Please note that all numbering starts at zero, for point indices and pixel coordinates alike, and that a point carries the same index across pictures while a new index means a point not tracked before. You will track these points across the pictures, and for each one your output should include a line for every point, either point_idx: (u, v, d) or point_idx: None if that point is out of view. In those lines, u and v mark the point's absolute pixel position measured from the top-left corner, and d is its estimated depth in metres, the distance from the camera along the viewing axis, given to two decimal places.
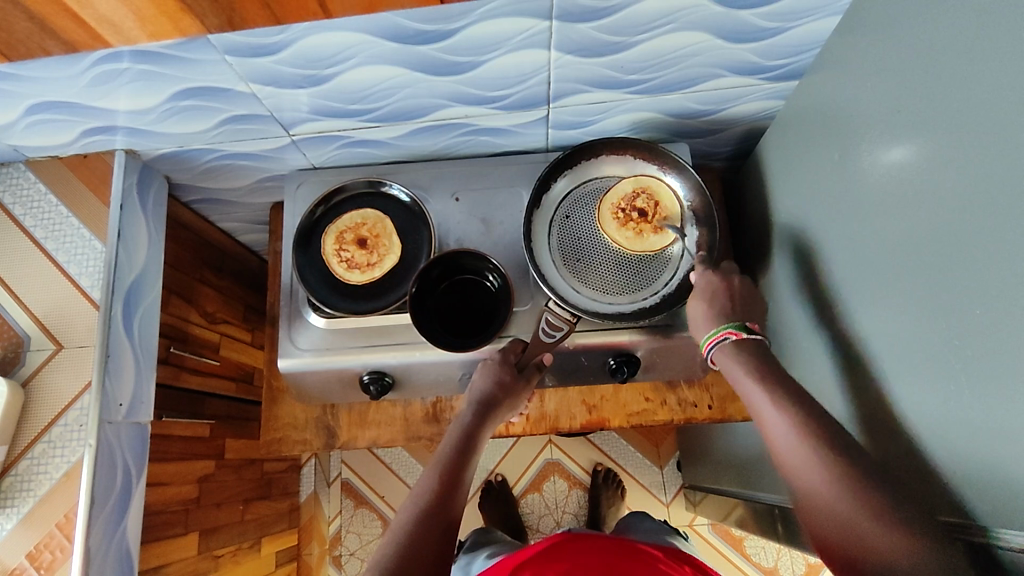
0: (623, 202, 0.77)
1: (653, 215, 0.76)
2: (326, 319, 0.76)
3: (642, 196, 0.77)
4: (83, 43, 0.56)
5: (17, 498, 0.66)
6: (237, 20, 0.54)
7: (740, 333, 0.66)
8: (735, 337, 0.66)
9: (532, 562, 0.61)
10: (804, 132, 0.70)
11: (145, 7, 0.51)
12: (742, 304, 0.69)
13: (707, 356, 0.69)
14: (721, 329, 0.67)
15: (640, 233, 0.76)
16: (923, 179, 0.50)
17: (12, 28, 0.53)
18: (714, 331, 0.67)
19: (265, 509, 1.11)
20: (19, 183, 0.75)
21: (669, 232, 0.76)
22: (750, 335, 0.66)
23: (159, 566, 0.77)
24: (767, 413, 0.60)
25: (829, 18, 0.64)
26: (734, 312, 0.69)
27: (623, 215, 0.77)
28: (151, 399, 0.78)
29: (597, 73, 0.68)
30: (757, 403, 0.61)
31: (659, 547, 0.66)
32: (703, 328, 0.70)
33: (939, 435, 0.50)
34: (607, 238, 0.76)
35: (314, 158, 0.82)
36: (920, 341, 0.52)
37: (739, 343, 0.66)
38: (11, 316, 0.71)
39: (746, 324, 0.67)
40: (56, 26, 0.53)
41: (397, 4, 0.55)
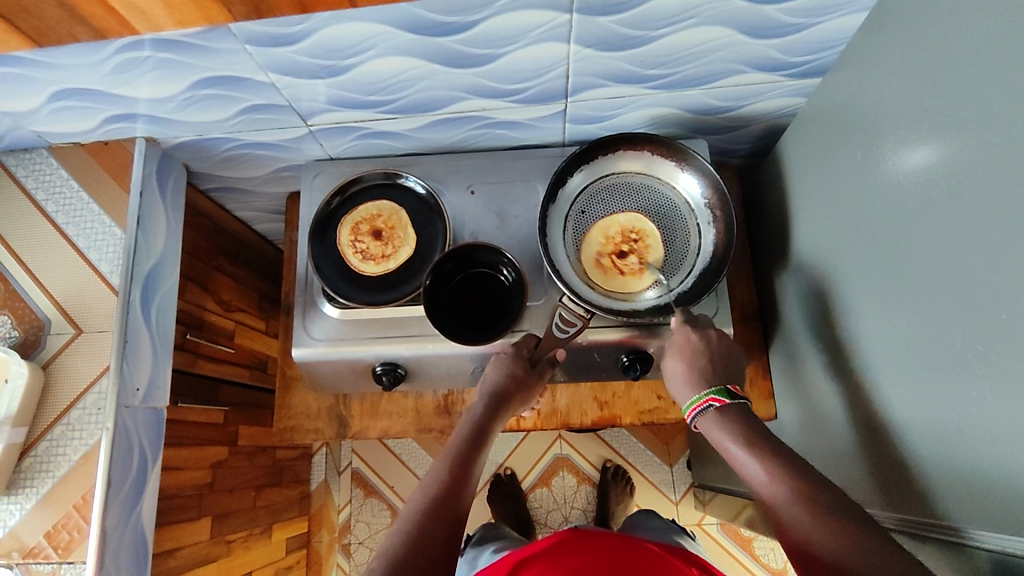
0: (635, 250, 0.76)
1: (613, 265, 0.76)
2: (339, 310, 0.76)
3: (630, 265, 0.76)
4: (112, 29, 0.55)
5: (36, 478, 0.67)
6: (264, 10, 0.54)
7: (722, 399, 0.64)
8: (717, 405, 0.64)
9: (538, 561, 0.61)
10: (824, 130, 0.69)
11: None
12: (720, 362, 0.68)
13: (689, 422, 0.67)
14: (704, 395, 0.65)
15: (604, 234, 0.77)
16: (944, 182, 0.50)
17: (40, 14, 0.53)
18: (696, 398, 0.66)
19: (277, 495, 1.13)
20: (41, 168, 0.76)
21: (598, 270, 0.75)
22: (732, 400, 0.64)
23: (172, 550, 0.78)
24: (750, 467, 0.58)
25: (853, 15, 0.63)
26: (717, 377, 0.67)
27: (628, 242, 0.77)
28: (167, 384, 0.79)
29: (616, 68, 0.68)
30: (738, 459, 0.59)
31: (665, 545, 0.66)
32: (681, 390, 0.68)
33: (952, 439, 0.50)
34: (610, 216, 0.78)
35: (331, 149, 0.82)
36: (937, 345, 0.51)
37: (720, 410, 0.64)
38: (32, 299, 0.72)
39: (727, 389, 0.65)
40: (85, 13, 0.52)
41: None
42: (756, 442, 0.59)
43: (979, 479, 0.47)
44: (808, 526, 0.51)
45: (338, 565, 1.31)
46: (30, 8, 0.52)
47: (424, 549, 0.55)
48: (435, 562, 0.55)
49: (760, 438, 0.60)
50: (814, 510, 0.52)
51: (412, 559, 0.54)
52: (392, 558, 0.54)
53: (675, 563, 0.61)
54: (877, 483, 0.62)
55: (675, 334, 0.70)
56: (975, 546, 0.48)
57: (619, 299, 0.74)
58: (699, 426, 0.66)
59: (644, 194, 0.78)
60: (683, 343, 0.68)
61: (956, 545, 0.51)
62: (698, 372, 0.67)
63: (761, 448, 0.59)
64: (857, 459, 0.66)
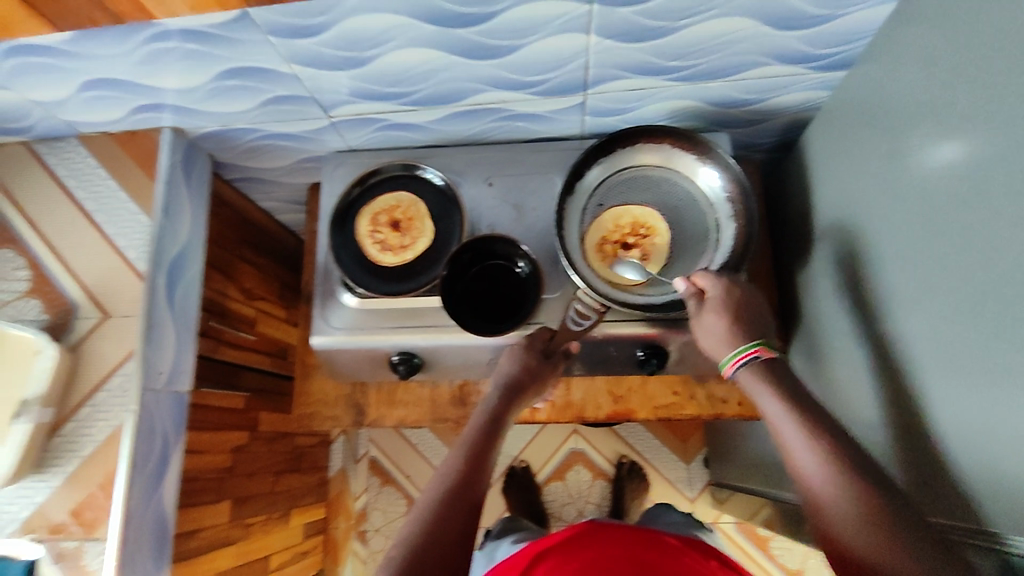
0: (639, 244, 0.76)
1: (614, 253, 0.76)
2: (359, 298, 0.77)
3: (630, 256, 0.75)
4: (136, 17, 0.56)
5: (63, 457, 0.70)
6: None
7: (770, 352, 0.62)
8: (765, 356, 0.61)
9: (557, 549, 0.62)
10: (850, 124, 0.68)
11: None
12: (758, 316, 0.65)
13: (727, 376, 0.63)
14: (751, 346, 0.62)
15: (615, 221, 0.77)
16: (974, 178, 0.48)
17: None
18: (744, 347, 0.62)
19: (295, 481, 1.15)
20: (72, 157, 0.78)
21: (599, 256, 0.76)
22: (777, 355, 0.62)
23: (194, 530, 0.80)
24: (784, 428, 0.56)
25: (881, 6, 0.61)
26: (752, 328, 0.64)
27: (635, 236, 0.76)
28: (190, 369, 0.81)
29: (638, 59, 0.67)
30: (773, 416, 0.57)
31: (685, 541, 0.66)
32: (720, 346, 0.64)
33: (981, 440, 0.49)
34: (625, 207, 0.77)
35: (352, 140, 0.83)
36: (967, 343, 0.50)
37: (767, 363, 0.61)
38: (62, 284, 0.74)
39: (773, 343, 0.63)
40: None
41: None
42: (797, 404, 0.57)
43: (1009, 480, 0.46)
44: (842, 514, 0.50)
45: (354, 552, 1.33)
46: None
47: (441, 539, 0.56)
48: (452, 551, 0.56)
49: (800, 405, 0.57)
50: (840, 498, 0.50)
51: (429, 553, 0.55)
52: (410, 552, 0.54)
53: (688, 555, 0.62)
54: (898, 482, 0.61)
55: (710, 288, 0.66)
56: (999, 550, 0.47)
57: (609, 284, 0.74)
58: (740, 380, 0.62)
59: (663, 187, 0.78)
60: (722, 296, 0.65)
61: (979, 550, 0.50)
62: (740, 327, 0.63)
63: (803, 412, 0.56)
64: (878, 460, 0.65)
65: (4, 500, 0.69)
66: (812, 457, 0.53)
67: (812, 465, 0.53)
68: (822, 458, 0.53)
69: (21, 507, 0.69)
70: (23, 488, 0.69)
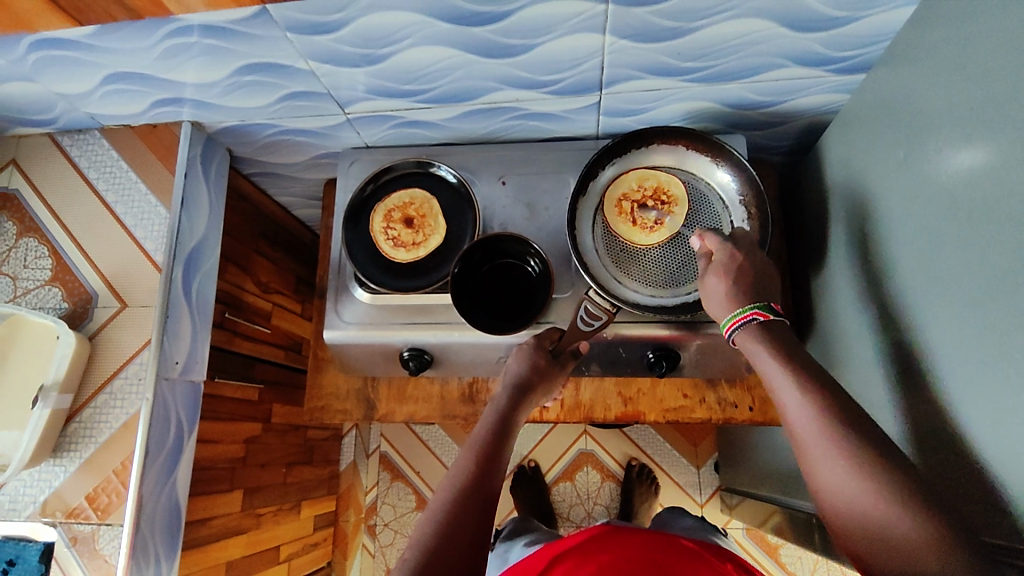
0: (656, 207, 0.76)
1: (630, 211, 0.77)
2: (370, 294, 0.77)
3: (644, 217, 0.76)
4: (159, 13, 0.57)
5: (80, 443, 0.71)
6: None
7: (767, 314, 0.61)
8: (761, 318, 0.61)
9: (570, 554, 0.62)
10: (869, 127, 0.67)
11: None
12: (761, 280, 0.64)
13: (726, 338, 0.64)
14: (748, 308, 0.62)
15: (639, 181, 0.77)
16: (995, 184, 0.48)
17: None
18: (739, 311, 0.62)
19: (306, 473, 1.16)
20: (94, 149, 0.80)
21: (616, 211, 0.77)
22: (776, 318, 0.61)
23: (205, 518, 0.81)
24: (783, 390, 0.56)
25: (903, 8, 0.60)
26: (758, 293, 0.64)
27: (654, 199, 0.77)
28: (205, 359, 0.82)
29: (654, 60, 0.67)
30: (771, 380, 0.57)
31: (701, 544, 0.67)
32: (721, 308, 0.65)
33: (997, 450, 0.48)
34: (653, 171, 0.77)
35: (368, 137, 0.84)
36: (985, 353, 0.49)
37: (763, 324, 0.61)
38: (82, 274, 0.76)
39: (771, 305, 0.62)
40: None
41: None
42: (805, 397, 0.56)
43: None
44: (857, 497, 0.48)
45: (363, 545, 1.34)
46: None
47: (454, 539, 0.56)
48: (464, 549, 0.56)
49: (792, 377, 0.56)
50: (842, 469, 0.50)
51: (442, 547, 0.55)
52: (423, 547, 0.55)
53: (710, 560, 0.61)
54: None
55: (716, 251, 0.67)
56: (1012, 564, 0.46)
57: (616, 267, 0.76)
58: (738, 342, 0.63)
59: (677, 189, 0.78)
60: (728, 260, 0.66)
61: None
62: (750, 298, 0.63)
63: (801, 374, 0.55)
64: None
65: (23, 483, 0.71)
66: (809, 425, 0.53)
67: (808, 433, 0.52)
68: (825, 436, 0.51)
69: (39, 491, 0.71)
70: (41, 472, 0.71)
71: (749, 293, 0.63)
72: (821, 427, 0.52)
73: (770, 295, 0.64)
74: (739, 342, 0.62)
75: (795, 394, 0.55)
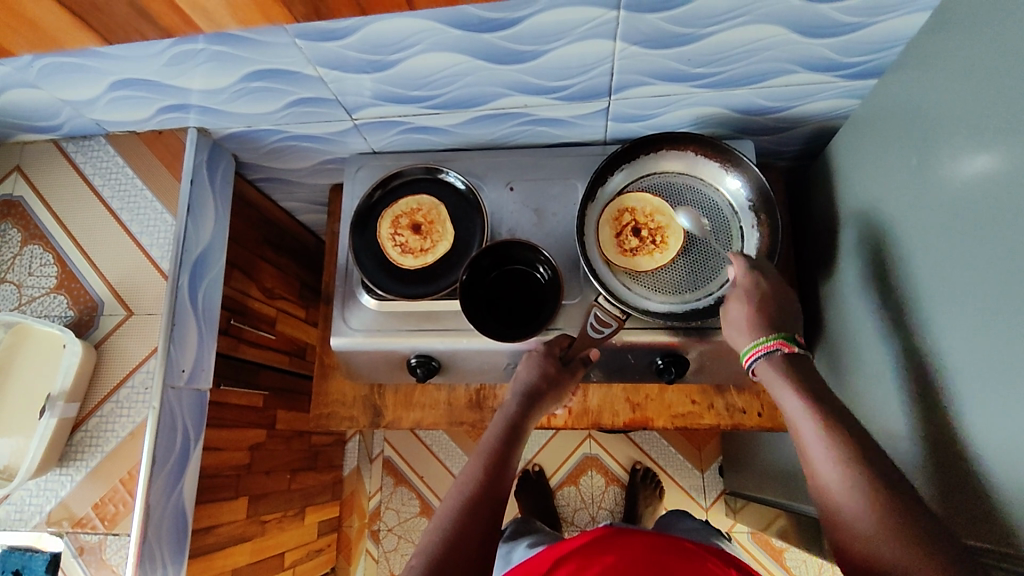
0: (647, 239, 0.76)
1: (624, 230, 0.77)
2: (377, 301, 0.77)
3: (630, 239, 0.76)
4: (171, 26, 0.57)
5: (86, 452, 0.71)
6: (323, 11, 0.54)
7: (791, 345, 0.61)
8: (786, 349, 0.61)
9: (575, 554, 0.62)
10: (880, 133, 0.67)
11: None
12: (783, 312, 0.65)
13: (746, 368, 0.63)
14: (772, 338, 0.61)
15: (653, 209, 0.77)
16: (1010, 192, 0.47)
17: (111, 11, 0.54)
18: (763, 339, 0.62)
19: (311, 479, 1.16)
20: (99, 155, 0.79)
21: (615, 226, 0.77)
22: (799, 350, 0.61)
23: (211, 526, 0.81)
24: (803, 429, 0.55)
25: (915, 14, 0.60)
26: (779, 322, 0.64)
27: (650, 233, 0.76)
28: (211, 367, 0.81)
29: (663, 66, 0.67)
30: (793, 417, 0.57)
31: (704, 546, 0.65)
32: (743, 337, 0.64)
33: (1011, 460, 0.47)
34: (668, 212, 0.77)
35: (374, 143, 0.83)
36: (1000, 361, 0.49)
37: (791, 355, 0.60)
38: (88, 282, 0.75)
39: (796, 338, 0.62)
40: (154, 12, 0.54)
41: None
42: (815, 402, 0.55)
43: None
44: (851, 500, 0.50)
45: (367, 551, 1.33)
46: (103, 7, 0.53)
47: (462, 546, 0.55)
48: (473, 557, 0.55)
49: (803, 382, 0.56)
50: (864, 511, 0.49)
51: (449, 553, 0.55)
52: (426, 560, 0.54)
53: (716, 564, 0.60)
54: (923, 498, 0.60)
55: (739, 278, 0.67)
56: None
57: (623, 272, 0.76)
58: (758, 372, 0.62)
59: (686, 195, 0.77)
60: (750, 287, 0.66)
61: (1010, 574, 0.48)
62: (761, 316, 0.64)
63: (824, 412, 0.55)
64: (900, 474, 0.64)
65: (29, 492, 0.70)
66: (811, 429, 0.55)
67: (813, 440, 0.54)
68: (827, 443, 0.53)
69: (44, 500, 0.70)
70: (48, 481, 0.70)
71: (765, 323, 0.63)
72: (846, 470, 0.51)
73: (792, 327, 0.64)
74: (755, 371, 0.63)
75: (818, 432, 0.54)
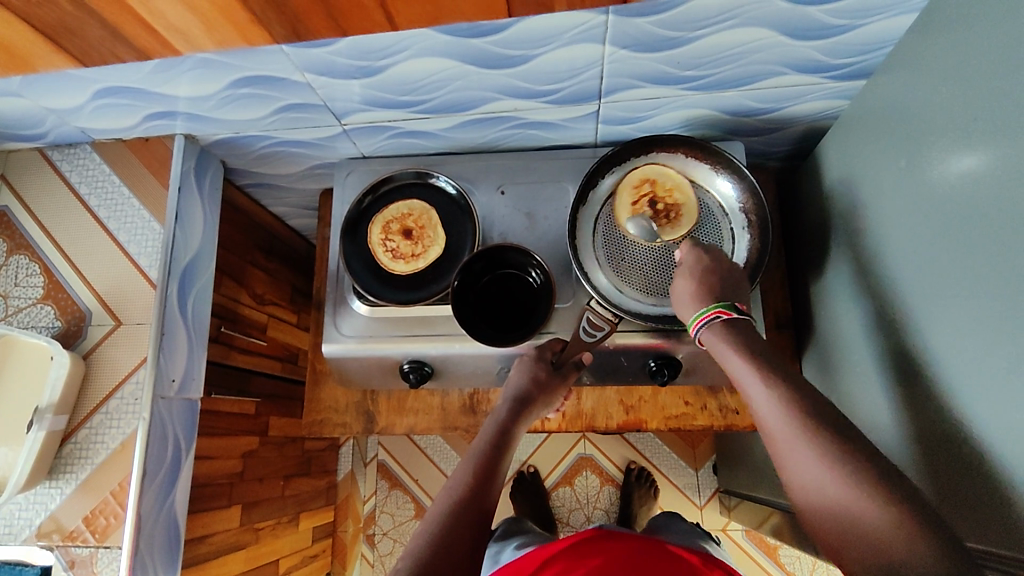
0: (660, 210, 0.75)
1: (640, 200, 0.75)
2: (369, 307, 0.77)
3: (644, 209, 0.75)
4: (154, 38, 0.56)
5: (75, 464, 0.70)
6: (302, 32, 0.57)
7: (729, 313, 0.62)
8: (724, 318, 0.62)
9: (561, 557, 0.62)
10: (869, 134, 0.67)
11: (214, 18, 0.54)
12: (731, 284, 0.66)
13: (693, 338, 0.65)
14: (710, 308, 0.62)
15: (669, 183, 0.75)
16: (999, 195, 0.48)
17: (87, 35, 0.56)
18: (702, 310, 0.63)
19: (304, 485, 1.15)
20: (85, 163, 0.78)
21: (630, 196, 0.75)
22: (737, 316, 0.62)
23: (204, 536, 0.80)
24: (761, 402, 0.55)
25: (902, 16, 0.60)
26: (722, 292, 0.64)
27: (665, 205, 0.75)
28: (201, 376, 0.81)
29: (652, 69, 0.67)
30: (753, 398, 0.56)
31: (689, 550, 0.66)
32: (686, 306, 0.65)
33: (1002, 462, 0.48)
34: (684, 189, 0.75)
35: (364, 147, 0.83)
36: (989, 363, 0.49)
37: (728, 324, 0.61)
38: (75, 292, 0.75)
39: (735, 304, 0.62)
40: (128, 33, 0.55)
41: (458, 13, 0.55)
42: None
43: None
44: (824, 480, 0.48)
45: (362, 555, 1.33)
46: (78, 31, 0.55)
47: (450, 549, 0.55)
48: (461, 562, 0.55)
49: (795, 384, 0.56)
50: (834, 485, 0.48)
51: (439, 556, 0.54)
52: (415, 559, 0.54)
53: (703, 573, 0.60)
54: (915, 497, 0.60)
55: (684, 255, 0.69)
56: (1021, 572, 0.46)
57: (615, 274, 0.75)
58: (704, 340, 0.63)
59: None
60: (693, 260, 0.68)
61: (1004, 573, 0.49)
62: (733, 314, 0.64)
63: (768, 378, 0.55)
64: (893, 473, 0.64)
65: (19, 506, 0.69)
66: (768, 404, 0.54)
67: (774, 419, 0.53)
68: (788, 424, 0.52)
69: (34, 514, 0.69)
70: (37, 494, 0.69)
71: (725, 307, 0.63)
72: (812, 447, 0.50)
73: (736, 297, 0.65)
74: (704, 341, 0.63)
75: (767, 394, 0.54)
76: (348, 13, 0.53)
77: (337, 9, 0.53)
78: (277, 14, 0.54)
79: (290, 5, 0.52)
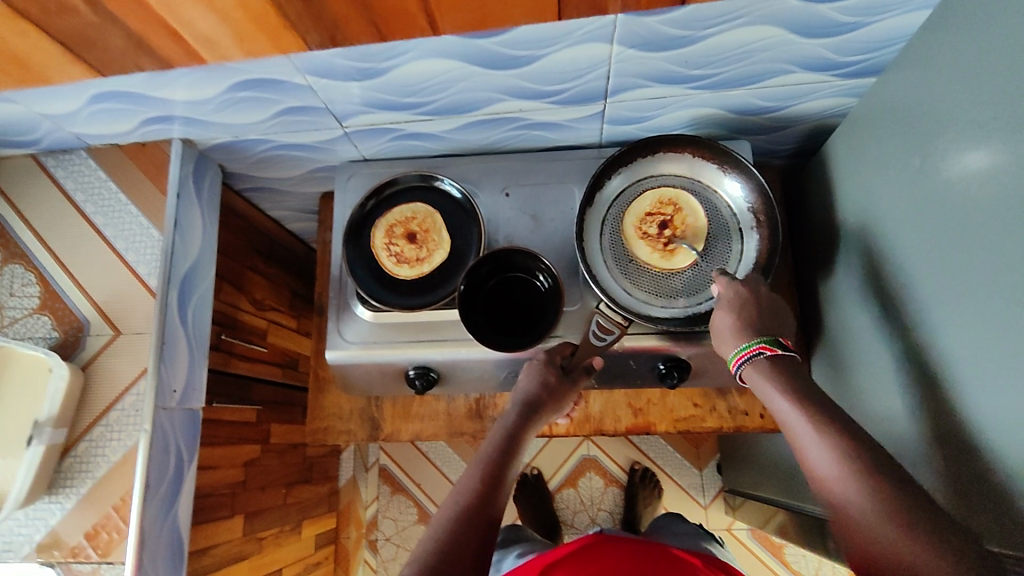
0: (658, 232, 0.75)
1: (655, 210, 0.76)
2: (372, 312, 0.76)
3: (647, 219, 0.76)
4: (165, 46, 0.55)
5: (75, 479, 0.68)
6: (339, 38, 0.55)
7: (773, 348, 0.60)
8: (768, 353, 0.59)
9: (565, 561, 0.63)
10: (879, 132, 0.66)
11: (244, 25, 0.52)
12: (772, 315, 0.63)
13: (734, 375, 0.63)
14: (753, 343, 0.60)
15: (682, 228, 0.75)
16: (1015, 196, 0.47)
17: (107, 45, 0.54)
18: (744, 346, 0.61)
19: (307, 492, 1.14)
20: (80, 169, 0.77)
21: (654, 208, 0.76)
22: (783, 351, 0.60)
23: (207, 547, 0.79)
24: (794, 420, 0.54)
25: (913, 13, 0.59)
26: (763, 325, 0.62)
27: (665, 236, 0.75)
28: (202, 385, 0.79)
29: (659, 68, 0.66)
30: (784, 416, 0.55)
31: (691, 551, 0.66)
32: (727, 342, 0.63)
33: (1016, 466, 0.47)
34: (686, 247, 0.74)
35: (365, 150, 0.81)
36: (1004, 365, 0.48)
37: (771, 359, 0.59)
38: (72, 301, 0.73)
39: (779, 339, 0.60)
40: (152, 43, 0.54)
41: (511, 20, 0.54)
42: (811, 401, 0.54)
43: None
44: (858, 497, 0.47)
45: (365, 561, 1.32)
46: (99, 40, 0.53)
47: (454, 558, 0.54)
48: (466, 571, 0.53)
49: (812, 390, 0.55)
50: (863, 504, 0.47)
51: (443, 564, 0.53)
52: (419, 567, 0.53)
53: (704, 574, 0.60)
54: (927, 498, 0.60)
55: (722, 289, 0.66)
56: None
57: (624, 276, 0.74)
58: (745, 377, 0.61)
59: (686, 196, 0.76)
60: (734, 293, 0.65)
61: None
62: (750, 322, 0.62)
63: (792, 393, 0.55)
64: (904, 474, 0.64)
65: (17, 522, 0.67)
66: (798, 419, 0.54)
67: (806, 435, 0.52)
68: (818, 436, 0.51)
69: (34, 530, 0.67)
70: (37, 510, 0.68)
71: (757, 326, 0.62)
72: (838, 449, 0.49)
73: (778, 329, 0.63)
74: (745, 378, 0.61)
75: (798, 409, 0.54)
76: (390, 20, 0.53)
77: (378, 15, 0.52)
78: (314, 20, 0.52)
79: (326, 11, 0.51)
